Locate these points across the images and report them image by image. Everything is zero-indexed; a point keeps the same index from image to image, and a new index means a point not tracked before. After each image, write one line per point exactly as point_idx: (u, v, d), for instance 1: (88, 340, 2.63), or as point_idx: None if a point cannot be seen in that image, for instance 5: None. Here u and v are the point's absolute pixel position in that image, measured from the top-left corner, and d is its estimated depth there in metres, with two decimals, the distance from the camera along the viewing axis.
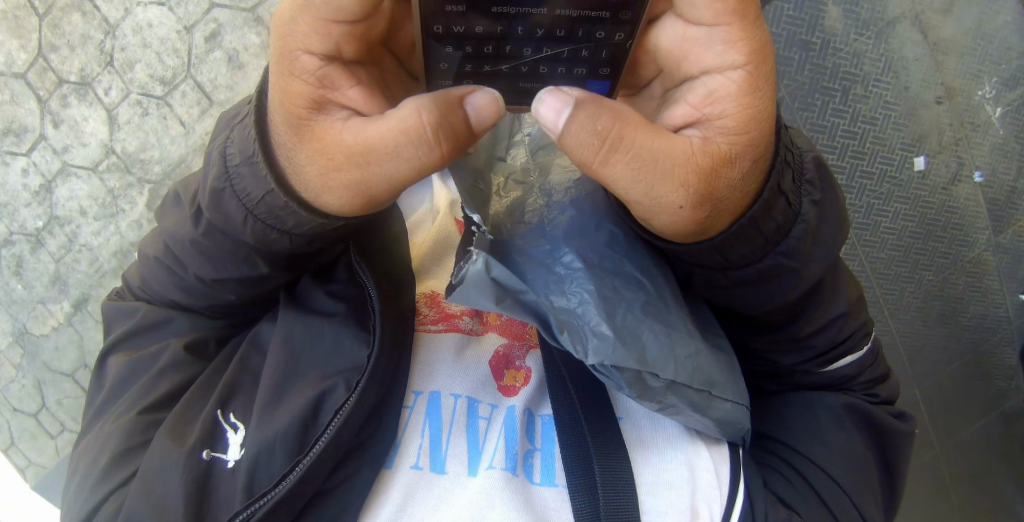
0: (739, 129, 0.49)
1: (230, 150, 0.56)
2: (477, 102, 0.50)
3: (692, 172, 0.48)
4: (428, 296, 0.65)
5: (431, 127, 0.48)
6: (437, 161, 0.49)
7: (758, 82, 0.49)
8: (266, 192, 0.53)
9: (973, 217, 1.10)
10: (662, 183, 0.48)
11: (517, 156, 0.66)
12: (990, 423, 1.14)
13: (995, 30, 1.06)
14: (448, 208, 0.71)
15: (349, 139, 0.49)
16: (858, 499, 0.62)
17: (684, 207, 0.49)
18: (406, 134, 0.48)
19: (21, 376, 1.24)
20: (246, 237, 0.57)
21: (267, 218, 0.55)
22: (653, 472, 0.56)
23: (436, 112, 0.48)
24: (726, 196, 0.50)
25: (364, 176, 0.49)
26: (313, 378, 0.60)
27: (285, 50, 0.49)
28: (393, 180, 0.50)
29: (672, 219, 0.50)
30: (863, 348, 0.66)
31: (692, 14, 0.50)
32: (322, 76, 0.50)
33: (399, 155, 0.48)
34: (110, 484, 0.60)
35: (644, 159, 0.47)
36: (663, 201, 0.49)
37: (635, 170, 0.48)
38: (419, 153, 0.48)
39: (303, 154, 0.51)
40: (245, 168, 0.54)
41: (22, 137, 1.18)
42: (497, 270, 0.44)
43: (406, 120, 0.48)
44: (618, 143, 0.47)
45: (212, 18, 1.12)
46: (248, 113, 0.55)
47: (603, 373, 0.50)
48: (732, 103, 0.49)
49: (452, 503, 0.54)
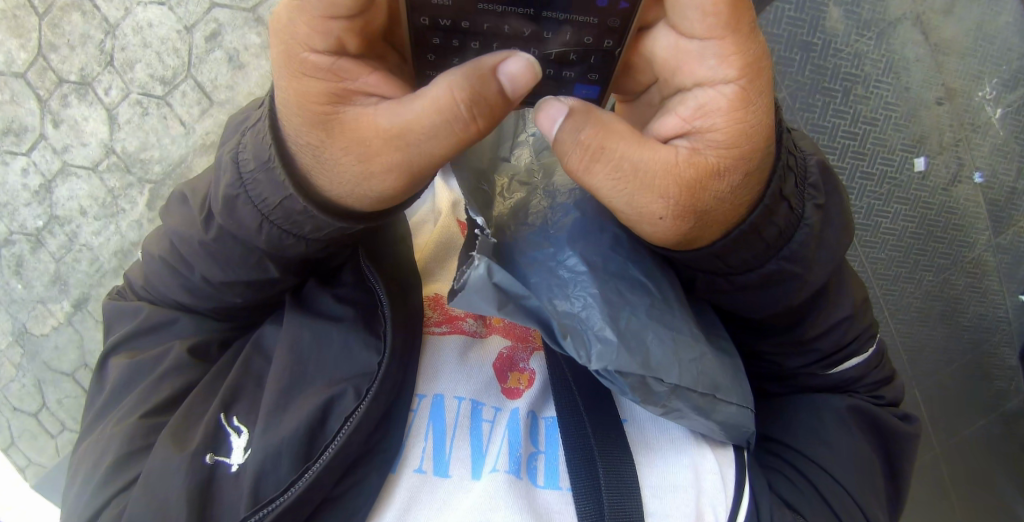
0: (728, 143, 0.50)
1: (242, 155, 0.55)
2: (510, 69, 0.49)
3: (675, 184, 0.49)
4: (431, 299, 0.65)
5: (467, 100, 0.48)
6: (477, 131, 0.50)
7: (752, 96, 0.49)
8: (285, 197, 0.53)
9: (972, 218, 1.10)
10: (643, 194, 0.49)
11: (521, 155, 0.67)
12: (991, 423, 1.14)
13: (996, 30, 1.06)
14: (452, 209, 0.71)
15: (384, 124, 0.49)
16: (862, 501, 0.62)
17: (664, 218, 0.50)
18: (443, 113, 0.48)
19: (21, 376, 1.24)
20: (260, 243, 0.57)
21: (284, 224, 0.55)
22: (657, 475, 0.56)
23: (468, 86, 0.48)
24: (712, 209, 0.50)
25: (406, 158, 0.50)
26: (321, 385, 0.60)
27: (291, 52, 0.49)
28: (436, 157, 0.50)
29: (654, 228, 0.51)
30: (869, 349, 0.66)
31: (685, 27, 0.49)
32: (337, 70, 0.50)
33: (437, 134, 0.49)
34: (112, 487, 0.60)
35: (625, 171, 0.49)
36: (645, 210, 0.50)
37: (616, 180, 0.49)
38: (459, 126, 0.49)
39: (334, 149, 0.50)
40: (260, 173, 0.54)
41: (22, 137, 1.18)
42: (499, 275, 0.44)
43: (439, 99, 0.48)
44: (601, 152, 0.49)
45: (213, 18, 1.12)
46: (261, 118, 0.55)
47: (606, 378, 0.51)
48: (722, 118, 0.49)
49: (456, 506, 0.54)
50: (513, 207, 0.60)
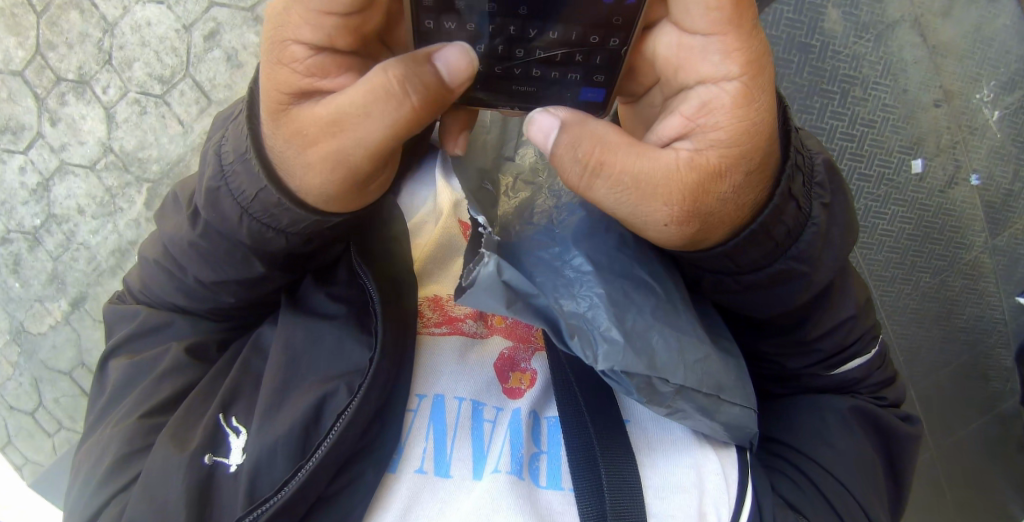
0: (731, 142, 0.50)
1: (223, 148, 0.56)
2: (446, 58, 0.49)
3: (678, 190, 0.49)
4: (430, 300, 0.65)
5: (398, 79, 0.48)
6: (411, 114, 0.49)
7: (754, 93, 0.49)
8: (259, 189, 0.54)
9: (971, 220, 1.11)
10: (645, 202, 0.50)
11: (524, 154, 0.69)
12: (988, 423, 1.15)
13: (994, 33, 1.07)
14: (453, 210, 0.68)
15: (324, 110, 0.49)
16: (864, 501, 0.63)
17: (669, 224, 0.51)
18: (376, 94, 0.48)
19: (18, 375, 1.23)
20: (240, 236, 0.57)
21: (262, 216, 0.55)
22: (660, 475, 0.56)
23: (402, 66, 0.48)
24: (718, 209, 0.51)
25: (339, 146, 0.49)
26: (314, 382, 0.60)
27: (277, 39, 0.50)
28: (367, 146, 0.50)
29: (661, 236, 0.52)
30: (872, 350, 0.66)
31: (688, 22, 0.50)
32: (314, 65, 0.50)
33: (371, 113, 0.48)
34: (111, 488, 0.60)
35: (626, 182, 0.50)
36: (649, 218, 0.51)
37: (618, 193, 0.50)
38: (390, 107, 0.48)
39: (284, 134, 0.51)
40: (237, 165, 0.54)
41: (20, 135, 1.17)
42: (508, 273, 0.44)
43: (372, 79, 0.48)
44: (599, 166, 0.49)
45: (212, 16, 1.11)
46: (240, 113, 0.56)
47: (612, 378, 0.51)
48: (725, 116, 0.50)
49: (457, 506, 0.54)
50: (518, 205, 0.60)
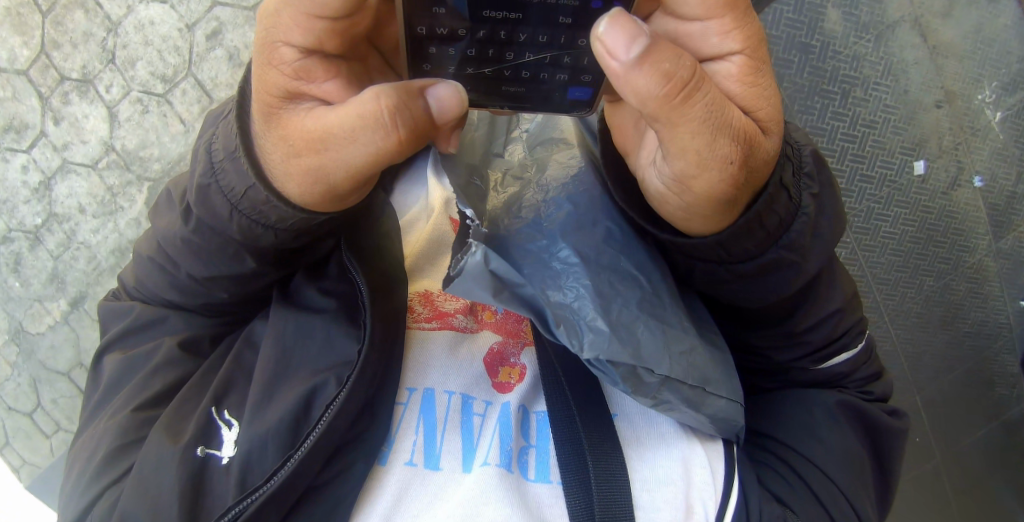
0: (752, 105, 0.51)
1: (214, 146, 0.56)
2: (437, 94, 0.50)
3: (744, 131, 0.48)
4: (421, 295, 0.64)
5: (388, 110, 0.47)
6: (394, 146, 0.48)
7: (756, 65, 0.50)
8: (249, 186, 0.54)
9: (973, 224, 1.10)
10: (722, 133, 0.47)
11: (514, 151, 0.69)
12: (991, 430, 1.13)
13: (995, 33, 1.06)
14: (443, 207, 0.69)
15: (316, 124, 0.49)
16: (852, 499, 0.62)
17: (734, 163, 0.48)
18: (364, 120, 0.47)
19: (17, 375, 1.24)
20: (232, 232, 0.57)
21: (251, 213, 0.55)
22: (647, 469, 0.55)
23: (395, 96, 0.47)
24: (760, 169, 0.51)
25: (320, 163, 0.49)
26: (305, 375, 0.60)
27: (269, 42, 0.50)
28: (349, 168, 0.49)
29: (722, 178, 0.48)
30: (859, 344, 0.66)
31: (684, 11, 0.49)
32: (300, 68, 0.50)
33: (356, 138, 0.48)
34: (101, 483, 0.60)
35: (717, 105, 0.46)
36: (717, 155, 0.47)
37: (709, 112, 0.46)
38: (375, 137, 0.48)
39: (272, 138, 0.51)
40: (227, 162, 0.54)
41: (23, 134, 1.19)
42: (496, 263, 0.44)
43: (362, 105, 0.47)
44: (698, 82, 0.45)
45: (214, 16, 1.12)
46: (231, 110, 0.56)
47: (597, 368, 0.51)
48: (737, 86, 0.50)
49: (448, 498, 0.54)
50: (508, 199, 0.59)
